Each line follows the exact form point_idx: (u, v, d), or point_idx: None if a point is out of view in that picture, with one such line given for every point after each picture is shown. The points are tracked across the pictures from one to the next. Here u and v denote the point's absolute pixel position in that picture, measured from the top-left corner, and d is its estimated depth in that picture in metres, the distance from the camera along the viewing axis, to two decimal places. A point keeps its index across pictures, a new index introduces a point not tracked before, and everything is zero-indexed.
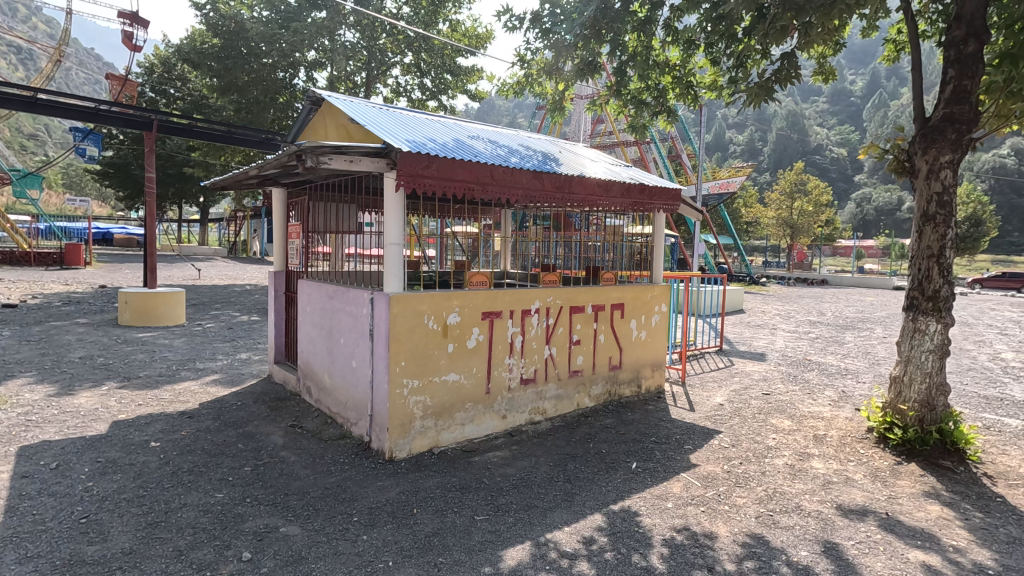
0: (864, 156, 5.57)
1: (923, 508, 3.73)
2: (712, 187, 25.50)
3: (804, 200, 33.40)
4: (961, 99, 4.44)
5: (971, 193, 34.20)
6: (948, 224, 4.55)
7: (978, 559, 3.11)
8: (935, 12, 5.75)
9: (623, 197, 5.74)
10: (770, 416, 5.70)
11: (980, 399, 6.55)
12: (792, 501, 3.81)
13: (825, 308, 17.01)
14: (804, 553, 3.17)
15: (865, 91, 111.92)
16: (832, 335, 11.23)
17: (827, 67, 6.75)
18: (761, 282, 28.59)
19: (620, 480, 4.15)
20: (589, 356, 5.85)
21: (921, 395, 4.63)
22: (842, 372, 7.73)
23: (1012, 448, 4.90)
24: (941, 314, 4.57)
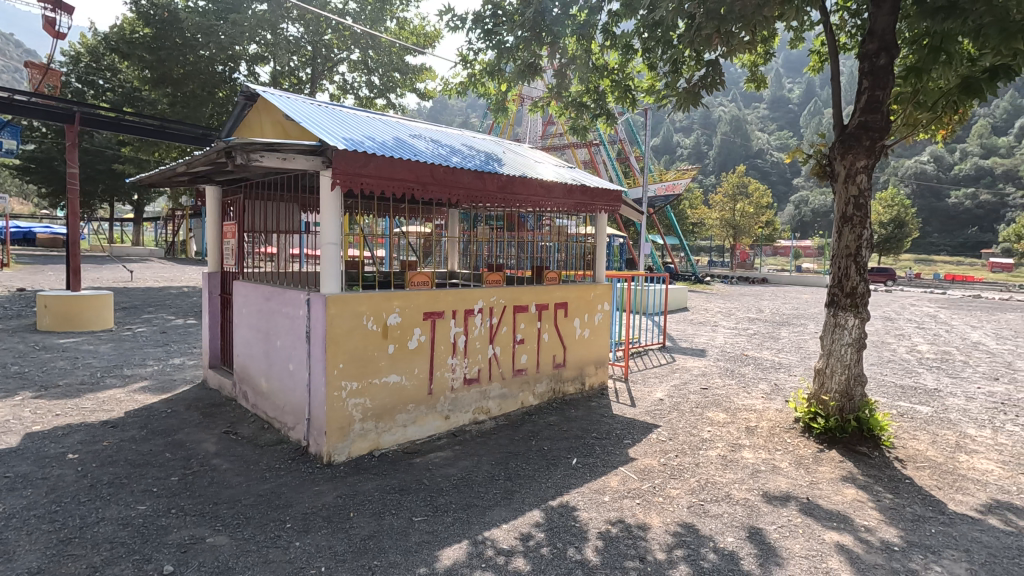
0: (790, 160, 5.87)
1: (840, 491, 3.97)
2: (659, 189, 26.25)
3: (745, 202, 34.88)
4: (875, 108, 4.74)
5: (894, 196, 36.68)
6: (864, 225, 4.85)
7: (885, 537, 3.34)
8: (853, 27, 6.11)
9: (565, 198, 5.83)
10: (707, 410, 5.92)
11: (897, 389, 7.02)
12: (723, 491, 3.98)
13: (763, 306, 17.80)
14: (731, 539, 3.31)
15: (802, 100, 118.10)
16: (768, 332, 11.76)
17: (759, 75, 7.03)
18: (706, 281, 29.64)
19: (560, 476, 4.22)
20: (534, 355, 5.92)
21: (841, 385, 4.92)
22: (775, 367, 8.12)
23: (921, 433, 5.28)
24: (858, 309, 4.86)
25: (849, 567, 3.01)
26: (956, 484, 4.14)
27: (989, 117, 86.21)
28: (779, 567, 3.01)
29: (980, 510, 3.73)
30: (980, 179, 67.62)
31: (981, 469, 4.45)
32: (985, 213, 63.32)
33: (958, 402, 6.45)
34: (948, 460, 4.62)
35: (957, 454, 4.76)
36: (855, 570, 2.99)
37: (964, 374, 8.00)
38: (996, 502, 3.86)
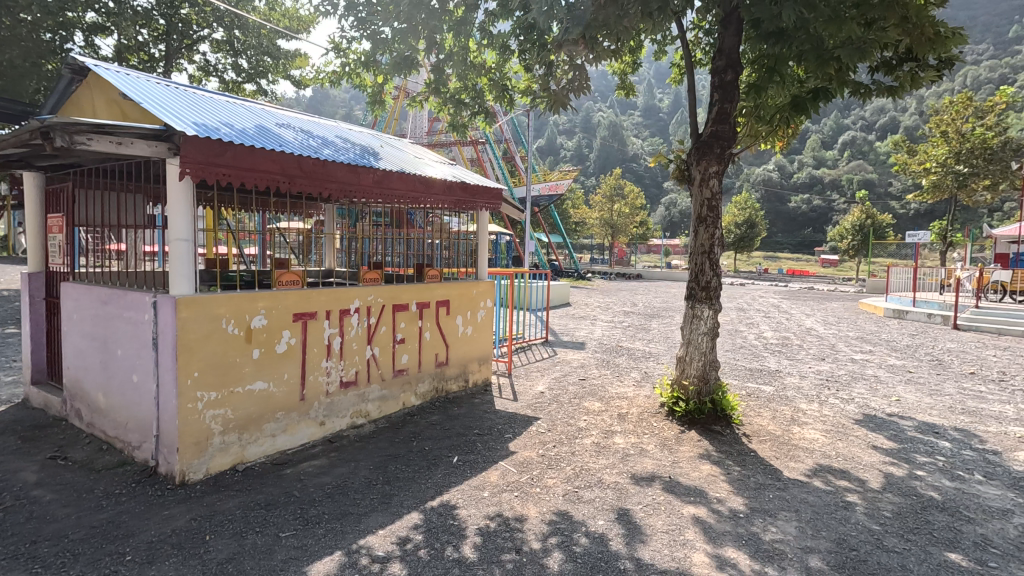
0: (654, 164, 6.31)
1: (697, 468, 4.35)
2: (542, 189, 27.08)
3: (622, 203, 37.22)
4: (724, 119, 5.24)
5: (746, 201, 41.17)
6: (716, 226, 5.35)
7: (733, 505, 3.72)
8: (706, 44, 6.73)
9: (446, 195, 5.77)
10: (584, 399, 6.21)
11: (746, 371, 7.88)
12: (595, 476, 4.18)
13: (638, 300, 19.15)
14: (601, 522, 3.48)
15: (670, 110, 128.59)
16: (641, 324, 12.65)
17: (628, 83, 7.46)
18: (588, 277, 31.21)
19: (440, 475, 4.18)
20: (415, 355, 5.80)
21: (699, 370, 5.40)
22: (646, 356, 8.74)
23: (764, 410, 5.97)
24: (712, 301, 5.36)
25: (703, 537, 3.30)
26: (789, 453, 4.73)
27: (819, 133, 99.93)
28: (643, 544, 3.22)
29: (807, 474, 4.29)
30: (813, 187, 78.17)
31: (809, 438, 5.13)
32: (817, 217, 73.35)
33: (793, 380, 7.38)
34: (783, 432, 5.26)
35: (791, 426, 5.44)
36: (707, 538, 3.29)
37: (798, 356, 9.18)
38: (819, 466, 4.46)
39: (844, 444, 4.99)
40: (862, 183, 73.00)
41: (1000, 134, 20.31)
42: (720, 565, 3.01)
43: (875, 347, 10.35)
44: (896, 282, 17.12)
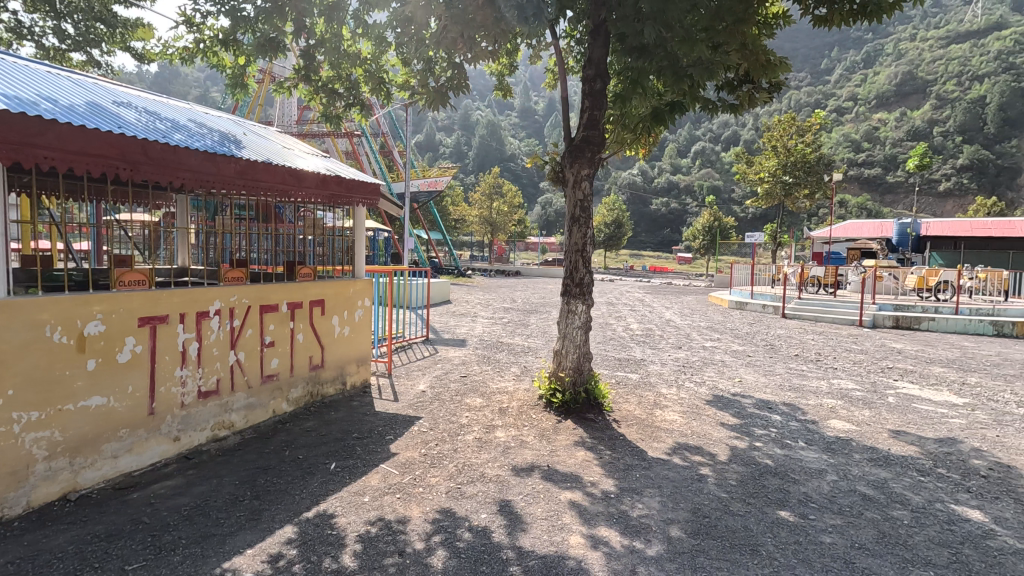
0: (531, 164, 6.52)
1: (573, 455, 4.59)
2: (422, 185, 26.74)
3: (500, 201, 37.99)
4: (594, 125, 5.56)
5: (615, 202, 44.17)
6: (588, 225, 5.66)
7: (605, 487, 3.98)
8: (578, 53, 7.08)
9: (318, 188, 5.45)
10: (465, 396, 6.25)
11: (616, 361, 8.47)
12: (478, 471, 4.24)
13: (517, 296, 19.66)
14: (484, 515, 3.54)
15: (545, 113, 133.66)
16: (520, 319, 13.04)
17: (505, 85, 7.61)
18: (468, 274, 31.40)
19: (316, 484, 3.97)
20: (286, 358, 5.44)
21: (574, 363, 5.69)
22: (525, 351, 9.02)
23: (632, 397, 6.45)
24: (585, 296, 5.68)
25: (578, 520, 3.49)
26: (653, 434, 5.17)
27: (675, 142, 109.93)
28: (524, 532, 3.33)
29: (668, 452, 4.73)
30: (671, 191, 85.87)
31: (669, 419, 5.64)
32: (675, 218, 80.73)
33: (655, 368, 8.07)
34: (648, 416, 5.74)
35: (654, 410, 5.95)
36: (582, 520, 3.49)
37: (659, 346, 10.05)
38: (678, 444, 4.93)
39: (698, 423, 5.56)
40: (710, 189, 81.68)
41: (815, 151, 23.92)
42: (594, 544, 3.20)
43: (722, 335, 11.66)
44: (738, 277, 19.41)
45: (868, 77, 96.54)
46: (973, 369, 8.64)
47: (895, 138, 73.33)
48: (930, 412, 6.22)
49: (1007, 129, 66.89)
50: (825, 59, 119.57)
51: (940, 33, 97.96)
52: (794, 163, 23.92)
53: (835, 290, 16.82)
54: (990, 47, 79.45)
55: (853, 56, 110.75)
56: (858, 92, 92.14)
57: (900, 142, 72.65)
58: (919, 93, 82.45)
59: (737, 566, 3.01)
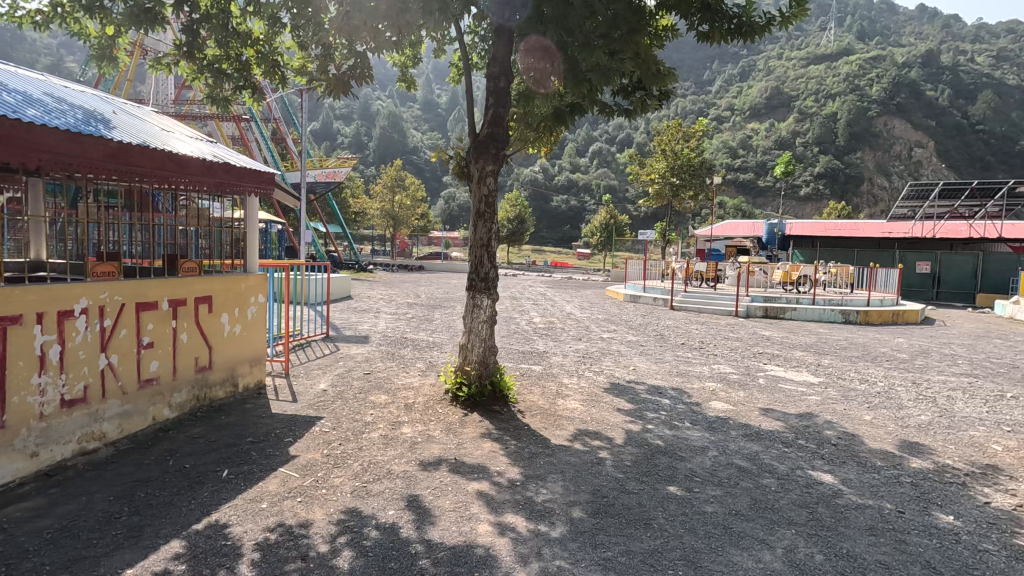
0: (435, 159, 6.49)
1: (480, 447, 4.67)
2: (319, 175, 25.50)
3: (402, 194, 37.17)
4: (498, 123, 5.64)
5: (517, 198, 44.98)
6: (493, 221, 5.75)
7: (511, 476, 4.11)
8: (482, 50, 7.14)
9: (204, 176, 5.04)
10: (369, 394, 6.12)
11: (520, 354, 8.68)
12: (384, 468, 4.18)
13: (420, 291, 19.43)
14: (391, 511, 3.51)
15: (448, 106, 132.71)
16: (424, 314, 12.89)
17: (409, 77, 7.50)
18: (369, 269, 30.44)
19: (207, 493, 3.70)
20: (167, 361, 4.99)
21: (480, 356, 5.76)
22: (430, 346, 8.97)
23: (535, 388, 6.66)
24: (490, 290, 5.77)
25: (486, 509, 3.57)
26: (556, 423, 5.38)
27: (574, 142, 113.89)
28: (433, 525, 3.35)
29: (570, 439, 4.96)
30: (570, 188, 88.96)
31: (570, 408, 5.90)
32: (574, 215, 83.82)
33: (557, 359, 8.38)
34: (550, 405, 5.96)
35: (557, 399, 6.20)
36: (490, 509, 3.57)
37: (561, 338, 10.43)
38: (578, 430, 5.19)
39: (597, 410, 5.88)
40: (607, 188, 85.74)
41: (698, 155, 25.96)
42: (501, 531, 3.30)
43: (618, 327, 12.33)
44: (632, 272, 20.59)
45: (743, 90, 106.12)
46: (827, 352, 9.89)
47: (765, 146, 81.37)
48: (793, 390, 7.06)
49: (853, 143, 76.73)
50: (707, 70, 129.70)
51: (801, 54, 109.90)
52: (680, 166, 25.80)
53: (715, 283, 18.40)
54: (840, 70, 90.55)
55: (731, 70, 121.17)
56: (735, 103, 100.99)
57: (769, 150, 80.74)
58: (785, 107, 92.10)
59: (632, 539, 3.25)
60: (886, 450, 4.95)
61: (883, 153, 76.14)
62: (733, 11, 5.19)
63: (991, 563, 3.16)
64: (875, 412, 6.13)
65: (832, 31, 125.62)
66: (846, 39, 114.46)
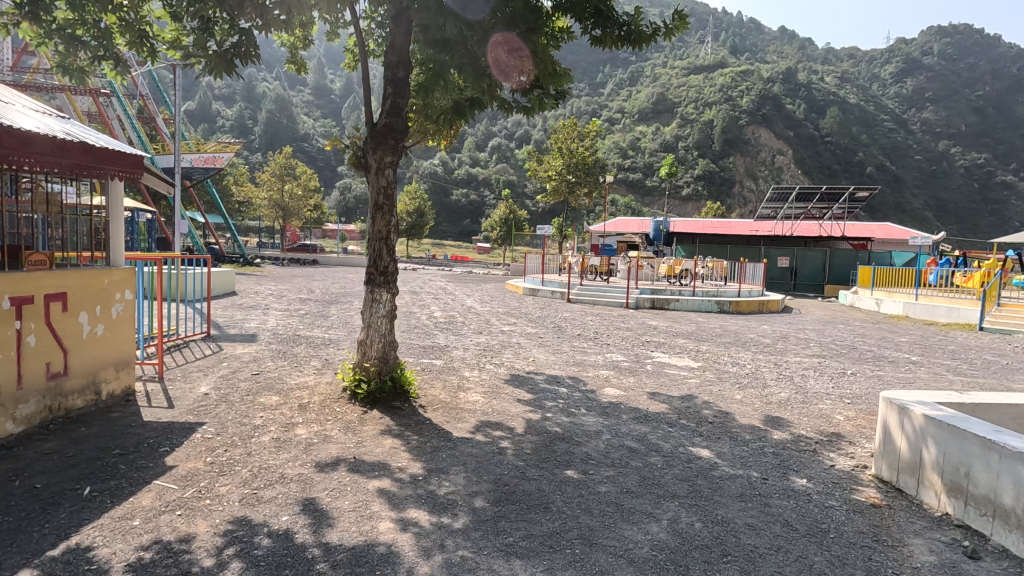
0: (329, 147, 6.20)
1: (380, 444, 4.57)
2: (196, 161, 23.37)
3: (293, 183, 35.10)
4: (397, 113, 5.52)
5: (416, 191, 44.30)
6: (391, 213, 5.61)
7: (413, 471, 4.07)
8: (379, 37, 6.93)
9: (57, 156, 4.44)
10: (258, 395, 5.74)
11: (421, 348, 8.59)
12: (276, 473, 3.96)
13: (315, 286, 18.51)
14: (285, 517, 3.34)
15: (343, 94, 127.27)
16: (319, 310, 12.30)
17: (299, 59, 7.11)
18: (257, 262, 28.44)
19: (64, 515, 3.28)
20: (9, 368, 4.33)
21: (379, 352, 5.62)
22: (325, 343, 8.59)
23: (436, 382, 6.64)
24: (390, 285, 5.65)
25: (387, 506, 3.51)
26: (457, 416, 5.41)
27: (474, 136, 114.13)
28: (331, 527, 3.24)
29: (472, 431, 5.00)
30: (470, 183, 89.13)
31: (472, 400, 5.95)
32: (474, 210, 84.15)
33: (458, 353, 8.40)
34: (452, 399, 5.97)
35: (458, 393, 6.22)
36: (392, 506, 3.52)
37: (462, 332, 10.45)
38: (480, 422, 5.25)
39: (498, 401, 5.98)
40: (506, 183, 87.02)
41: (592, 155, 27.11)
42: (403, 527, 3.27)
43: (518, 320, 12.60)
44: (531, 266, 21.11)
45: (632, 93, 112.22)
46: (705, 339, 10.83)
47: (652, 148, 86.85)
48: (677, 374, 7.65)
49: (727, 148, 84.28)
50: (600, 73, 135.57)
51: (682, 63, 118.33)
52: (575, 164, 26.81)
53: (608, 277, 19.40)
54: (716, 80, 98.88)
55: (621, 74, 127.81)
56: (625, 105, 106.52)
57: (655, 152, 86.33)
58: (669, 112, 98.80)
59: (533, 523, 3.36)
60: (753, 424, 5.54)
61: (751, 158, 84.37)
62: (623, 19, 5.50)
63: (836, 516, 3.66)
64: (744, 392, 6.83)
65: (709, 45, 136.53)
66: (721, 52, 125.20)
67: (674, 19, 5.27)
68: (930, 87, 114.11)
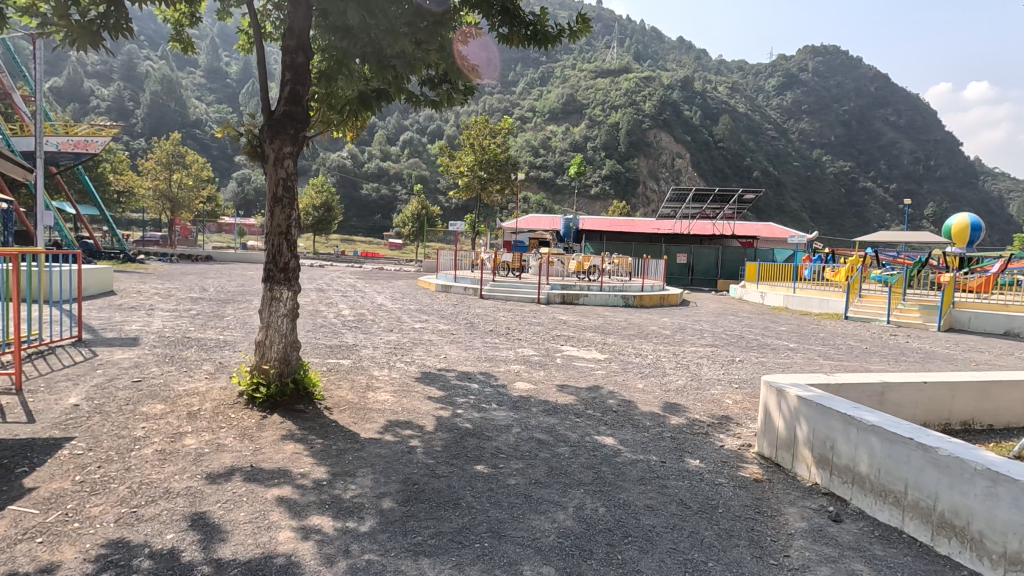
0: (221, 134, 5.75)
1: (280, 450, 4.33)
2: (64, 144, 20.82)
3: (182, 172, 32.34)
4: (296, 101, 5.23)
5: (323, 184, 42.69)
6: (292, 207, 5.31)
7: (316, 476, 3.89)
8: (277, 19, 6.53)
9: None
10: (141, 404, 5.23)
11: (327, 348, 8.25)
12: (160, 487, 3.63)
13: (208, 284, 17.17)
14: (170, 535, 3.07)
15: (240, 79, 119.33)
16: (212, 310, 11.44)
17: (185, 37, 6.51)
18: (140, 258, 25.84)
19: None
20: None
21: (279, 353, 5.31)
22: (220, 345, 8.00)
23: (343, 382, 6.40)
24: (291, 282, 5.35)
25: (287, 515, 3.34)
26: (365, 416, 5.25)
27: (384, 129, 111.38)
28: (223, 542, 3.02)
29: (380, 431, 4.88)
30: (381, 177, 86.86)
31: (381, 400, 5.80)
32: (385, 205, 82.15)
33: (367, 352, 8.16)
34: (360, 399, 5.78)
35: (366, 393, 6.03)
36: (293, 514, 3.35)
37: (371, 330, 10.16)
38: (389, 422, 5.13)
39: (408, 400, 5.88)
40: (418, 179, 85.84)
41: (503, 152, 27.33)
42: (305, 535, 3.12)
43: (430, 317, 12.47)
44: (443, 263, 20.95)
45: (543, 93, 114.61)
46: (611, 332, 11.33)
47: (562, 148, 89.35)
48: (585, 367, 7.94)
49: (631, 149, 88.42)
50: (511, 71, 137.11)
51: (590, 66, 122.43)
52: (487, 161, 26.95)
53: (520, 273, 19.69)
54: (621, 85, 103.60)
55: (532, 74, 130.23)
56: (536, 105, 108.59)
57: (565, 152, 88.86)
58: (578, 113, 101.91)
59: (442, 521, 3.34)
60: (653, 411, 5.88)
61: (653, 160, 89.09)
62: (530, 19, 5.58)
63: (724, 492, 3.98)
64: (646, 380, 7.22)
65: (615, 49, 142.30)
66: (625, 58, 131.12)
67: (579, 22, 5.41)
68: (805, 101, 126.68)
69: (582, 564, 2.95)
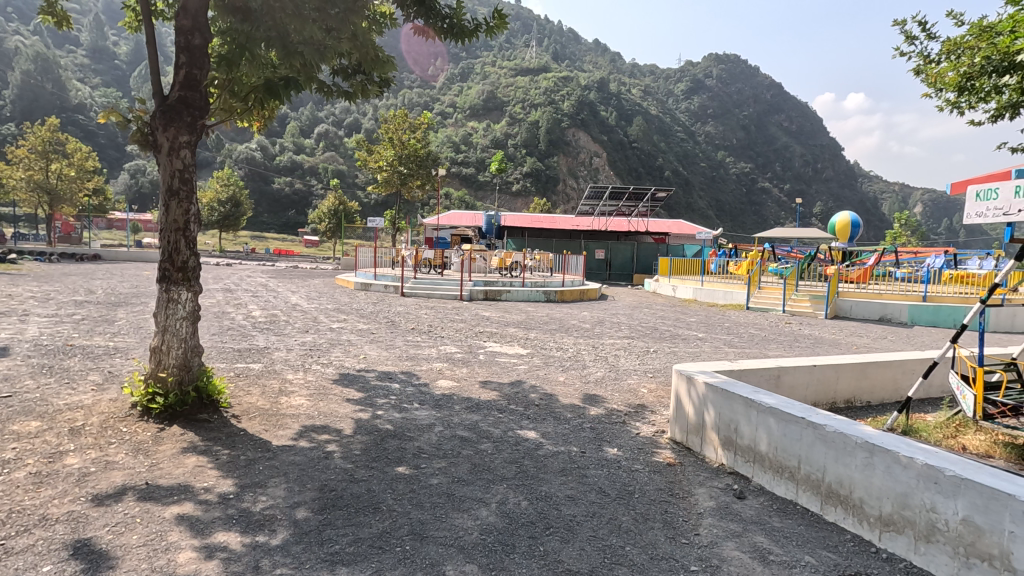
0: (105, 119, 5.20)
1: (180, 464, 4.00)
2: None
3: (62, 162, 29.12)
4: (192, 86, 4.83)
5: (229, 177, 40.18)
6: (189, 200, 4.90)
7: (221, 490, 3.63)
8: None
9: None
10: (11, 422, 4.63)
11: (235, 351, 7.76)
12: (35, 515, 3.23)
13: (95, 286, 15.59)
14: (47, 567, 2.74)
15: (131, 60, 109.49)
16: (101, 314, 10.39)
17: (58, 10, 5.80)
18: (11, 259, 23.00)
19: None
20: None
21: (178, 359, 4.90)
22: (109, 352, 7.28)
23: (254, 387, 6.03)
24: (191, 282, 4.95)
25: (188, 534, 3.09)
26: (277, 423, 4.98)
27: (297, 120, 106.39)
28: (112, 569, 2.74)
29: (294, 437, 4.64)
30: (294, 171, 82.92)
31: (295, 405, 5.51)
32: (299, 200, 78.47)
33: (280, 354, 7.75)
34: (272, 405, 5.47)
35: (279, 398, 5.72)
36: (194, 533, 3.10)
37: (284, 332, 9.65)
38: (304, 427, 4.90)
39: (325, 403, 5.63)
40: (334, 173, 82.84)
41: (423, 147, 26.92)
42: (208, 554, 2.90)
43: (348, 316, 12.05)
44: (362, 260, 20.32)
45: (463, 89, 114.26)
46: (533, 327, 11.52)
47: (483, 145, 89.54)
48: (508, 362, 8.00)
49: (551, 147, 90.20)
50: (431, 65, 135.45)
51: (509, 64, 123.49)
52: (407, 156, 26.41)
53: (443, 270, 19.53)
54: (540, 83, 105.41)
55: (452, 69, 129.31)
56: (456, 100, 108.05)
57: (486, 148, 89.08)
58: (498, 109, 102.39)
59: (361, 527, 3.22)
60: (574, 403, 6.04)
61: (572, 159, 91.27)
62: (445, 12, 5.48)
63: (640, 478, 4.15)
64: (566, 373, 7.40)
65: (534, 48, 144.52)
66: (544, 57, 133.48)
67: (495, 18, 5.38)
68: (710, 105, 135.28)
69: (506, 560, 2.95)
